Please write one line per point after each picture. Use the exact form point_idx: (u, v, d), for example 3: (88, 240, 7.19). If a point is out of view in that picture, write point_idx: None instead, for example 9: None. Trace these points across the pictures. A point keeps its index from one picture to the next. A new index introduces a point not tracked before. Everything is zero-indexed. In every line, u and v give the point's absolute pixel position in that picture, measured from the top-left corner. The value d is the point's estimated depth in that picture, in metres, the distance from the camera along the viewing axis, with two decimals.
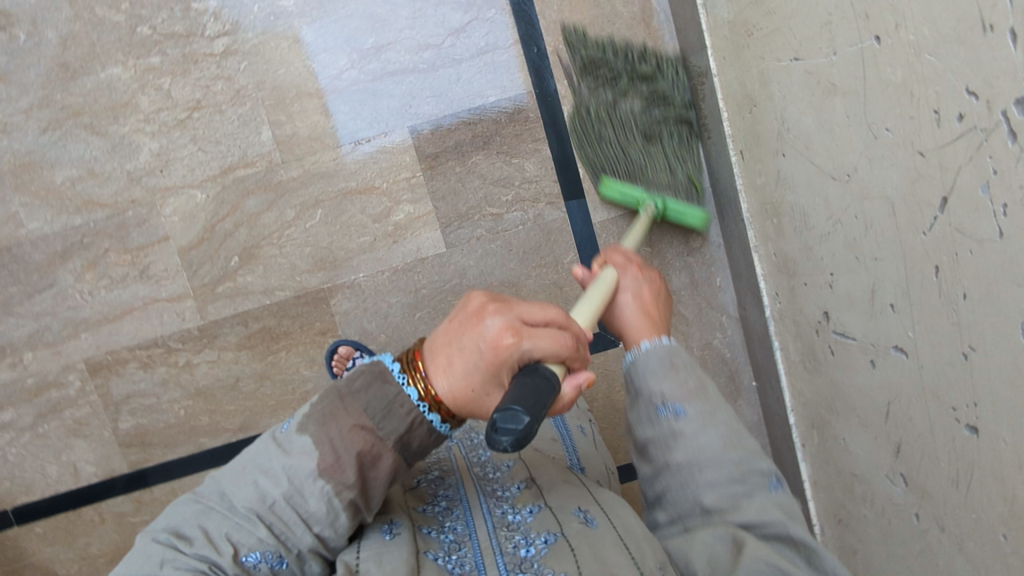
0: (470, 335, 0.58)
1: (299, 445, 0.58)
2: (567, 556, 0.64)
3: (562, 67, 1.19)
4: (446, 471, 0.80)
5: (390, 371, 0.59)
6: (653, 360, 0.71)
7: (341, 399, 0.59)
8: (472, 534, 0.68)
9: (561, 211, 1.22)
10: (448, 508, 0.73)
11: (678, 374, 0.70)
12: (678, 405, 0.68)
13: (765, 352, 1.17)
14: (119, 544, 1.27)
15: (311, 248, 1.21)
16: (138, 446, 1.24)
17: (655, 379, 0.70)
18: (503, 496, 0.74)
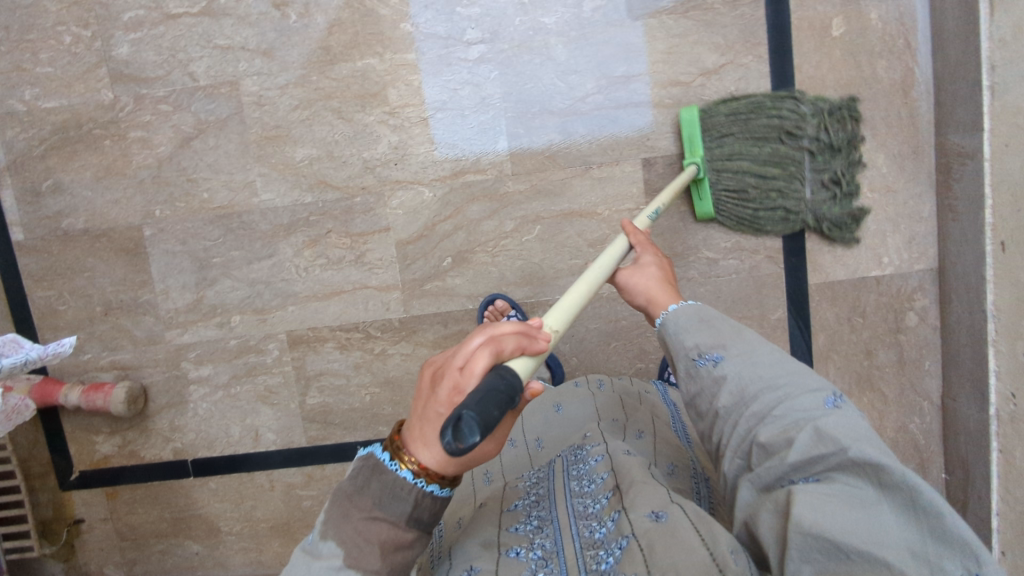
0: (427, 405, 0.52)
1: (328, 548, 0.52)
2: (638, 556, 0.63)
3: (809, 123, 1.15)
4: (539, 494, 0.80)
5: (381, 460, 0.54)
6: (694, 323, 0.71)
7: (345, 498, 0.54)
8: (559, 550, 0.68)
9: (778, 266, 1.20)
10: (538, 527, 0.74)
11: (712, 327, 0.70)
12: (713, 353, 0.67)
13: (975, 448, 1.14)
14: (282, 512, 1.31)
15: (522, 262, 1.22)
16: (319, 422, 1.28)
17: (705, 326, 0.70)
18: (593, 515, 0.73)
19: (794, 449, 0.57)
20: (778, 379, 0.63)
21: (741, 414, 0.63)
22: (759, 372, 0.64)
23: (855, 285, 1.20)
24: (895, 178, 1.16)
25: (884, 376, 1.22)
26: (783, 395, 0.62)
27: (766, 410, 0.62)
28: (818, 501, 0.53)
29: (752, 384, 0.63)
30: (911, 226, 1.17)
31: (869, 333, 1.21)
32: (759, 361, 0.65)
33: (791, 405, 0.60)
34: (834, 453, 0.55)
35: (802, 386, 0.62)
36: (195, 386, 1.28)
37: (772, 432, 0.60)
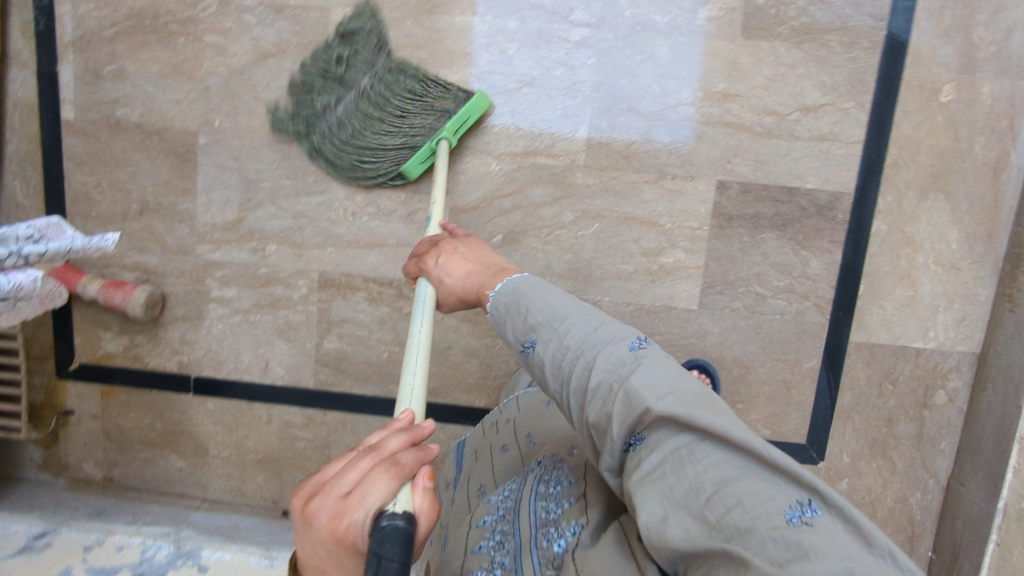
0: (312, 539, 0.52)
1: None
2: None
3: (893, 183, 1.13)
4: (508, 506, 0.85)
5: None
6: (508, 310, 0.70)
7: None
8: (517, 569, 0.73)
9: (824, 316, 1.18)
10: (500, 543, 0.79)
11: (541, 305, 0.67)
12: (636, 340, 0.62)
13: (972, 537, 1.15)
14: (274, 447, 1.30)
15: (572, 255, 1.19)
16: (331, 368, 1.26)
17: (520, 313, 0.68)
18: (553, 521, 0.75)
19: (613, 425, 0.58)
20: (580, 343, 0.63)
21: (567, 393, 0.63)
22: (573, 332, 0.64)
23: (895, 353, 1.19)
24: (962, 256, 1.14)
25: (898, 447, 1.22)
26: (563, 337, 0.64)
27: (584, 382, 0.61)
28: (659, 483, 0.54)
29: (564, 358, 0.63)
30: (965, 307, 1.16)
31: (896, 402, 1.20)
32: (570, 335, 0.64)
33: (611, 360, 0.61)
34: (641, 412, 0.56)
35: (602, 341, 0.62)
36: (215, 305, 1.25)
37: (596, 410, 0.60)
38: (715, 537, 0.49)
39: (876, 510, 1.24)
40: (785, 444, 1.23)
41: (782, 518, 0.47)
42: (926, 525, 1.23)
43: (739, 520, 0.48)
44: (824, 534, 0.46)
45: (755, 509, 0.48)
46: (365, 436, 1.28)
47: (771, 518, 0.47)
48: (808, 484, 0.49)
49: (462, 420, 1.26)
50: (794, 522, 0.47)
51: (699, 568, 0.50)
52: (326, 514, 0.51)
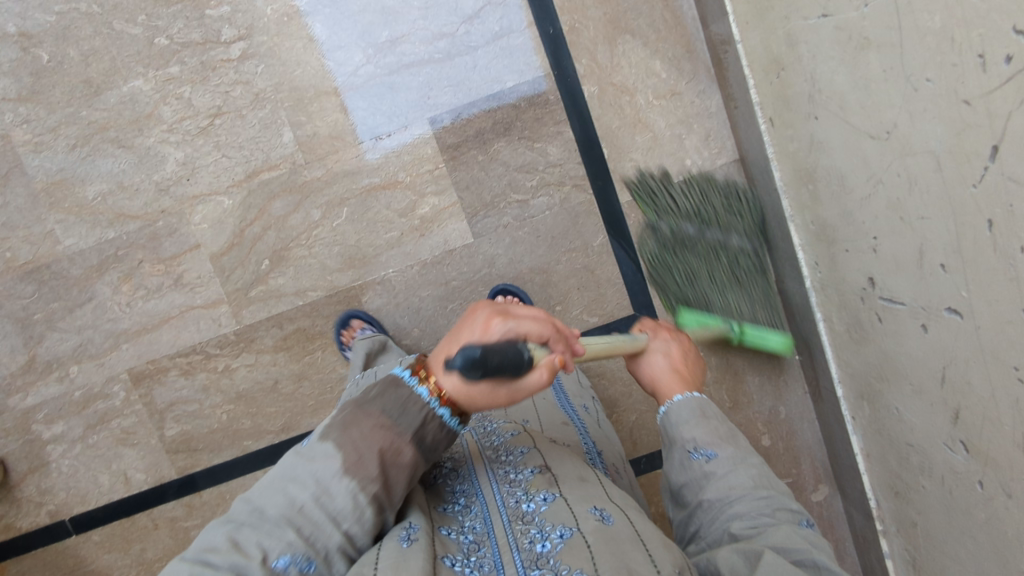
0: (466, 325, 0.62)
1: (324, 450, 0.59)
2: (584, 552, 0.59)
3: (579, 46, 1.17)
4: (460, 463, 0.75)
5: (400, 378, 0.60)
6: (693, 413, 0.75)
7: (356, 407, 0.60)
8: (490, 531, 0.64)
9: (587, 193, 1.20)
10: (464, 505, 0.69)
11: (708, 422, 0.74)
12: (708, 449, 0.71)
13: (809, 323, 1.16)
14: (173, 548, 1.30)
15: (339, 246, 1.21)
16: (184, 452, 1.27)
17: (707, 426, 0.73)
18: (519, 484, 0.70)
19: (764, 538, 0.62)
20: (765, 490, 0.67)
21: (722, 506, 0.67)
22: (736, 485, 0.68)
23: None
24: (676, 81, 1.17)
25: None
26: (729, 476, 0.69)
27: (746, 504, 0.66)
28: (783, 572, 0.56)
29: (731, 486, 0.68)
30: (703, 124, 1.18)
31: None
32: (750, 474, 0.69)
33: (771, 513, 0.65)
34: (806, 555, 0.60)
35: (787, 505, 0.67)
36: (52, 445, 1.26)
37: (744, 522, 0.64)
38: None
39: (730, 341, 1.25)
40: (618, 323, 1.24)
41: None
42: None
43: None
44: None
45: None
46: (245, 498, 1.28)
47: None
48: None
49: None
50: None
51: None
52: (491, 313, 0.62)
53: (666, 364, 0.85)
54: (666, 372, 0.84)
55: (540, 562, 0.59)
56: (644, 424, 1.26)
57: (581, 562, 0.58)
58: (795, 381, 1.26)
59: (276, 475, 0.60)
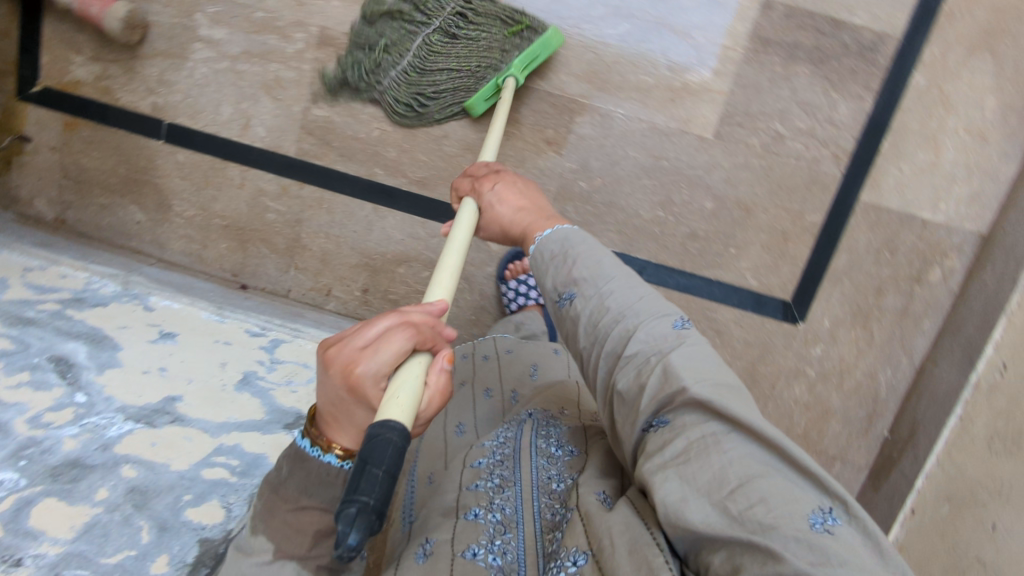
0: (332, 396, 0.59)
1: (256, 539, 0.64)
2: (580, 528, 0.58)
3: (943, 32, 1.07)
4: (506, 454, 0.79)
5: (303, 450, 0.64)
6: (552, 259, 0.68)
7: (273, 486, 0.65)
8: (519, 520, 0.69)
9: (840, 169, 1.13)
10: (500, 486, 0.74)
11: (562, 259, 0.67)
12: (570, 291, 0.65)
13: (933, 411, 1.14)
14: (243, 216, 1.22)
15: (593, 55, 1.11)
16: (316, 138, 1.17)
17: (567, 264, 0.66)
18: (559, 484, 0.71)
19: (643, 399, 0.56)
20: (626, 309, 0.62)
21: (598, 353, 0.62)
22: (614, 305, 0.62)
23: (901, 220, 1.14)
24: (993, 128, 1.10)
25: (881, 321, 1.19)
26: (608, 294, 0.63)
27: (619, 348, 0.60)
28: (687, 473, 0.51)
29: (603, 318, 0.62)
30: (981, 183, 1.12)
31: (889, 272, 1.17)
32: (610, 286, 0.63)
33: (646, 334, 0.59)
34: (674, 392, 0.54)
35: (649, 313, 0.61)
36: (201, 46, 1.15)
37: (628, 378, 0.58)
38: (768, 514, 0.46)
39: (844, 381, 1.22)
40: (769, 299, 1.19)
41: (807, 523, 0.45)
42: (890, 403, 1.22)
43: (788, 510, 0.46)
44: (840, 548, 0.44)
45: (783, 512, 0.46)
46: (340, 219, 1.21)
47: (797, 523, 0.45)
48: (831, 493, 0.47)
49: (443, 218, 1.18)
50: (816, 528, 0.45)
51: (727, 526, 0.47)
52: (348, 366, 0.58)
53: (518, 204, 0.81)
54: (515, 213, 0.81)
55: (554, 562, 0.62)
56: None
57: (578, 541, 0.57)
58: (866, 449, 1.25)
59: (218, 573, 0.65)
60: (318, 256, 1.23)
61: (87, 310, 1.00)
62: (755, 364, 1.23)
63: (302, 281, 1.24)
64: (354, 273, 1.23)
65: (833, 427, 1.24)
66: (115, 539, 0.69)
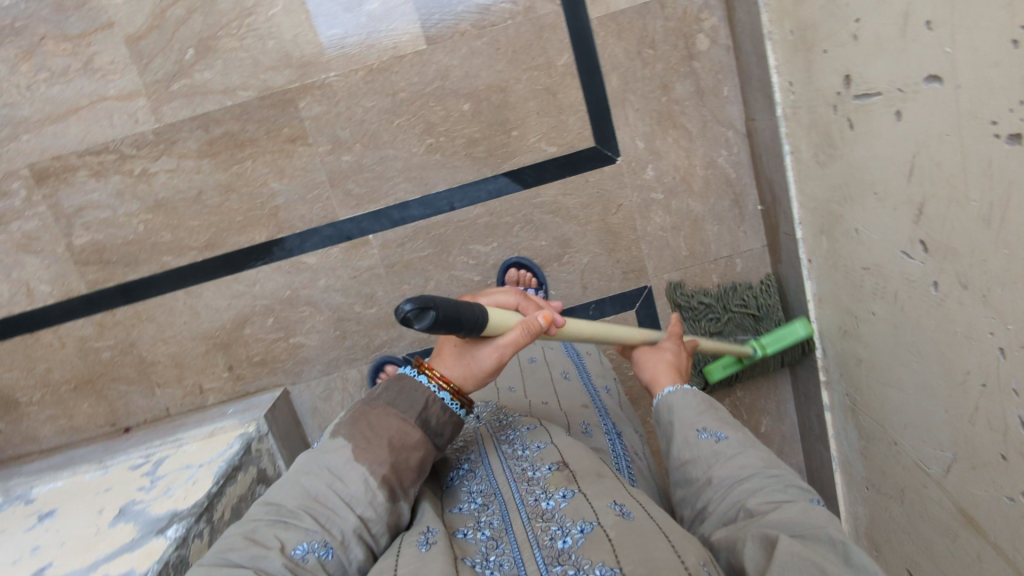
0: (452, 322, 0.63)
1: (336, 442, 0.57)
2: (605, 544, 0.55)
3: None
4: (475, 461, 0.72)
5: (406, 375, 0.60)
6: (697, 404, 0.73)
7: (363, 405, 0.59)
8: (509, 529, 0.60)
9: (553, 3, 1.10)
10: (484, 505, 0.66)
11: (716, 412, 0.71)
12: (718, 431, 0.68)
13: (773, 161, 1.11)
14: (83, 370, 1.20)
15: (275, 41, 1.09)
16: (96, 264, 1.15)
17: (713, 414, 0.71)
18: (536, 481, 0.67)
19: (783, 517, 0.56)
20: (777, 466, 0.63)
21: (725, 484, 0.63)
22: (747, 465, 0.64)
23: (639, 13, 1.11)
24: None
25: (685, 111, 1.16)
26: (738, 458, 0.65)
27: (743, 480, 0.63)
28: (794, 545, 0.50)
29: (744, 471, 0.64)
30: None
31: (661, 65, 1.14)
32: (760, 443, 0.67)
33: (780, 489, 0.61)
34: (825, 530, 0.53)
35: (792, 480, 0.62)
36: None
37: (760, 499, 0.59)
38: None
39: (692, 185, 1.19)
40: (577, 155, 1.16)
41: None
42: (743, 178, 1.19)
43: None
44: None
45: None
46: (165, 320, 1.18)
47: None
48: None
49: (251, 264, 1.17)
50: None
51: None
52: (469, 298, 0.64)
53: (668, 363, 0.82)
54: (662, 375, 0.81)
55: (560, 559, 0.55)
56: (596, 267, 1.22)
57: (602, 556, 0.54)
58: (752, 231, 1.22)
59: (293, 468, 0.58)
60: (170, 364, 1.20)
61: None
62: (606, 218, 1.19)
63: (173, 393, 1.21)
64: (210, 360, 1.20)
65: (710, 230, 1.21)
66: None
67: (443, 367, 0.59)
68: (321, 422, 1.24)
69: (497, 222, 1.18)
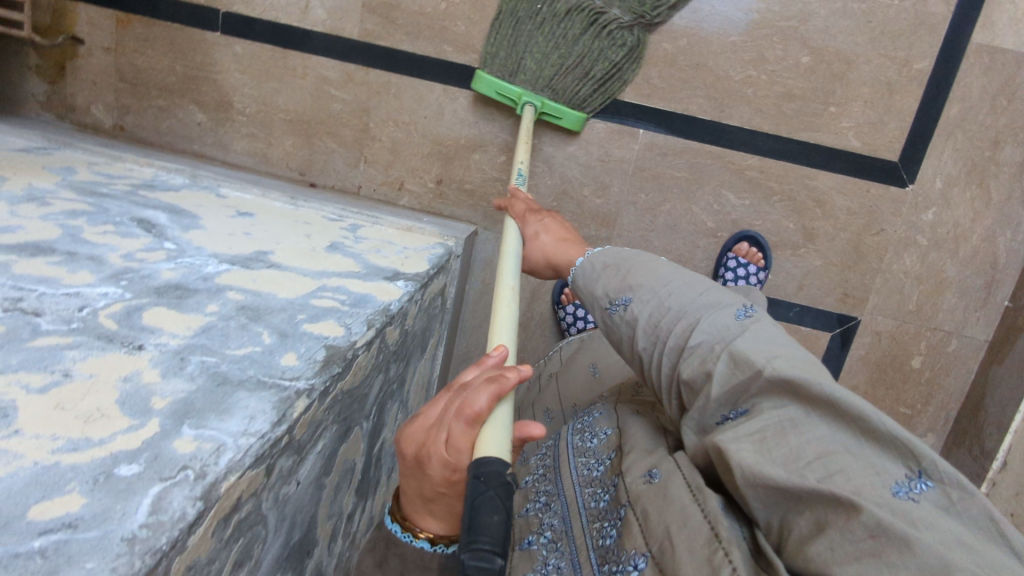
0: (421, 484, 0.46)
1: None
2: (637, 531, 0.52)
3: None
4: (547, 467, 0.72)
5: (392, 532, 0.48)
6: (604, 270, 0.68)
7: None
8: (568, 530, 0.61)
9: (947, 7, 1.04)
10: (547, 505, 0.66)
11: (614, 270, 0.66)
12: (626, 297, 0.63)
13: None
14: (308, 109, 1.16)
15: None
16: (379, 17, 1.11)
17: (620, 273, 0.66)
18: (597, 479, 0.63)
19: (714, 385, 0.51)
20: (686, 308, 0.58)
21: (661, 350, 0.58)
22: (675, 295, 0.59)
23: (1018, 61, 1.05)
24: None
25: (998, 177, 1.10)
26: (718, 315, 0.55)
27: (683, 342, 0.56)
28: (742, 448, 0.46)
29: (664, 319, 0.59)
30: None
31: (1006, 121, 1.08)
32: (669, 296, 0.59)
33: (760, 341, 0.51)
34: (751, 378, 0.48)
35: (710, 307, 0.56)
36: None
37: (692, 367, 0.54)
38: (856, 465, 0.41)
39: (959, 248, 1.13)
40: (874, 161, 1.11)
41: (887, 491, 0.39)
42: (1012, 269, 1.13)
43: (861, 480, 0.40)
44: (937, 512, 0.38)
45: (860, 483, 0.40)
46: (409, 105, 1.14)
47: (874, 486, 0.39)
48: (926, 451, 0.39)
49: None
50: (899, 496, 0.39)
51: (802, 500, 0.42)
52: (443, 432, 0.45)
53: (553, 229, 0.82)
54: (558, 246, 0.81)
55: (607, 560, 0.54)
56: (821, 275, 1.17)
57: (636, 543, 0.51)
58: (985, 322, 1.16)
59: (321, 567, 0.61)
60: (388, 147, 1.17)
61: (162, 193, 0.95)
62: (861, 235, 1.14)
63: (373, 175, 1.18)
64: (428, 164, 1.16)
65: (948, 300, 1.16)
66: (237, 338, 0.53)
67: (434, 524, 0.47)
68: (487, 276, 1.21)
69: (762, 182, 1.13)
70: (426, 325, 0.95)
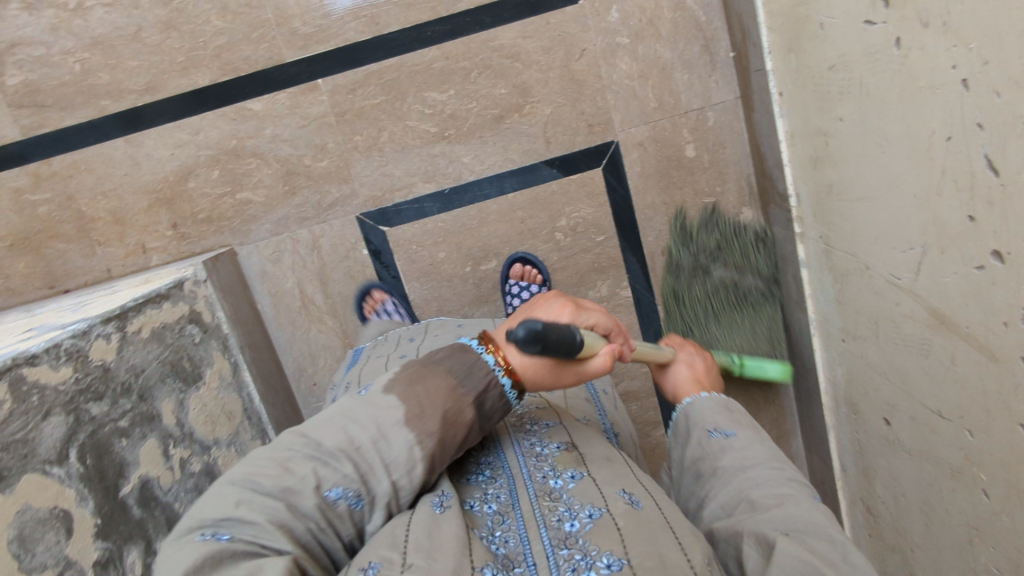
0: (537, 312, 0.58)
1: (386, 399, 0.52)
2: (615, 534, 0.51)
3: None
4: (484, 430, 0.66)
5: (469, 344, 0.55)
6: (712, 410, 0.67)
7: (423, 366, 0.54)
8: (516, 503, 0.56)
9: None
10: (488, 473, 0.60)
11: (733, 414, 0.66)
12: (729, 429, 0.64)
13: None
14: (19, 225, 1.14)
15: None
16: (30, 108, 1.10)
17: (728, 412, 0.66)
18: (542, 458, 0.61)
19: (783, 512, 0.53)
20: (762, 454, 0.60)
21: (732, 475, 0.59)
22: (753, 455, 0.60)
23: None
24: None
25: None
26: (753, 466, 0.59)
27: (734, 469, 0.60)
28: (795, 552, 0.48)
29: (750, 455, 0.60)
30: None
31: None
32: (749, 436, 0.62)
33: (786, 483, 0.56)
34: (829, 533, 0.51)
35: (802, 478, 0.58)
36: None
37: (763, 491, 0.56)
38: (822, 562, 0.47)
39: (658, 30, 1.14)
40: None
41: None
42: (713, 22, 1.13)
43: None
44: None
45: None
46: (104, 171, 1.13)
47: None
48: None
49: (196, 109, 1.11)
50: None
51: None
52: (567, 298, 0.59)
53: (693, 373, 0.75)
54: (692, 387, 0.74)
55: (569, 543, 0.51)
56: (558, 119, 1.16)
57: (612, 546, 0.50)
58: (724, 82, 1.16)
59: (335, 409, 0.53)
60: (111, 220, 1.15)
61: None
62: (568, 64, 1.14)
63: (113, 253, 1.16)
64: (153, 215, 1.15)
65: (679, 79, 1.16)
66: None
67: (512, 352, 0.54)
68: (271, 287, 1.19)
69: (454, 66, 1.12)
70: (178, 356, 0.93)
